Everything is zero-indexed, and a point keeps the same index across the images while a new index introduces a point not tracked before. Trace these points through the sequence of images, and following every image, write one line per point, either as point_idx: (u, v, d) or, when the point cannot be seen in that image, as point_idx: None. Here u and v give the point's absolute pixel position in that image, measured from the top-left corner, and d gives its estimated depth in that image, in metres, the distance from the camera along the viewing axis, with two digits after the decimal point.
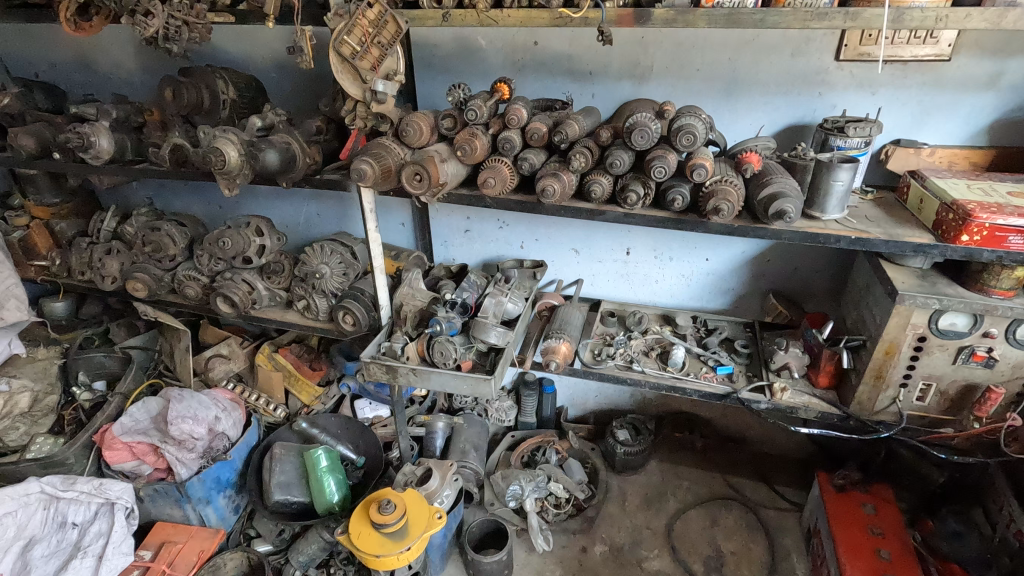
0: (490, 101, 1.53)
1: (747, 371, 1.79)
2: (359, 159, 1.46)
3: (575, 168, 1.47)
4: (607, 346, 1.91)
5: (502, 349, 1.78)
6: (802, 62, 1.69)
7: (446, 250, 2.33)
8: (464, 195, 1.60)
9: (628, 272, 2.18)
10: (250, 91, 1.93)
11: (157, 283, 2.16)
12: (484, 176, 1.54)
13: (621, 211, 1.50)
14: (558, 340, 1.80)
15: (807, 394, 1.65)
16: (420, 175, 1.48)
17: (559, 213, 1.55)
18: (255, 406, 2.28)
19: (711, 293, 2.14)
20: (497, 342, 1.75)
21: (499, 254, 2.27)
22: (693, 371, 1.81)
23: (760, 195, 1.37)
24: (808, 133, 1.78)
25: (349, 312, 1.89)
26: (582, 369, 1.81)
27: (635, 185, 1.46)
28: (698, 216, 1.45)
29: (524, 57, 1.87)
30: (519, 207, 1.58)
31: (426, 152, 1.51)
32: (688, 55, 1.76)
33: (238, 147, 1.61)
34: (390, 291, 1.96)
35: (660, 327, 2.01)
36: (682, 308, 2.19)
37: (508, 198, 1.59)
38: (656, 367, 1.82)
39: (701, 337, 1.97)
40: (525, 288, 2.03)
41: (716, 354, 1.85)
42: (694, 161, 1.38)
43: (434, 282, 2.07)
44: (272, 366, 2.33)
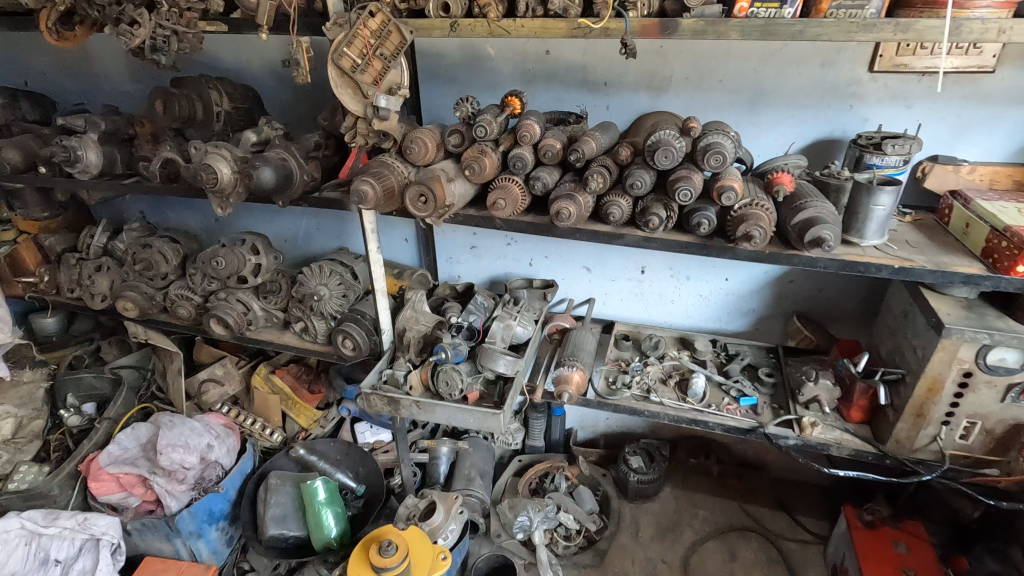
0: (500, 115, 1.43)
1: (773, 403, 1.68)
2: (360, 179, 1.35)
3: (592, 189, 1.36)
4: (622, 373, 1.80)
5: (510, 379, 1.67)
6: (832, 73, 1.58)
7: (451, 267, 2.22)
8: (472, 215, 1.50)
9: (642, 292, 2.07)
10: (246, 102, 1.83)
11: (149, 302, 2.06)
12: (494, 197, 1.43)
13: (642, 235, 1.39)
14: (571, 368, 1.68)
15: (839, 430, 1.54)
16: (425, 197, 1.38)
17: (574, 236, 1.44)
18: (250, 431, 2.18)
19: (730, 314, 2.03)
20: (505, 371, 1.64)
21: (507, 271, 2.16)
22: (715, 402, 1.70)
23: (794, 220, 1.26)
24: (838, 149, 1.66)
25: (348, 336, 1.79)
26: (596, 400, 1.70)
27: (658, 208, 1.35)
28: (725, 241, 1.35)
29: (536, 66, 1.77)
30: (531, 229, 1.47)
31: (431, 172, 1.41)
32: (709, 65, 1.65)
33: (232, 163, 1.54)
34: (393, 314, 1.85)
35: (678, 352, 1.90)
36: (699, 329, 2.08)
37: (520, 219, 1.48)
38: (675, 398, 1.71)
39: (722, 363, 1.85)
40: (536, 309, 1.92)
41: (739, 382, 1.74)
42: (722, 183, 1.27)
43: (438, 302, 1.95)
44: (269, 389, 2.22)
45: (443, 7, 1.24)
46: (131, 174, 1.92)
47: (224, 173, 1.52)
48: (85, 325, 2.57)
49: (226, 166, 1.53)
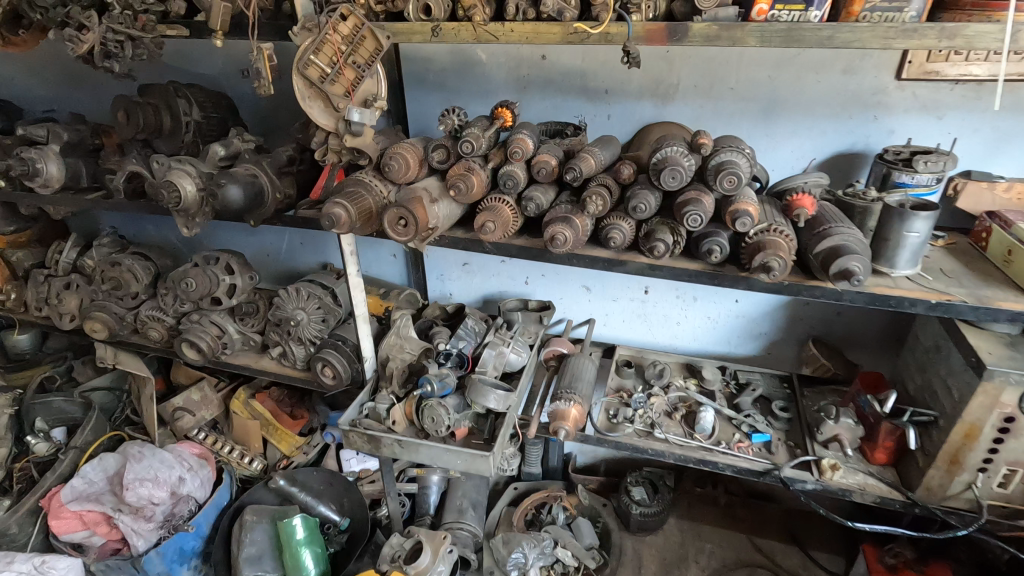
0: (489, 128, 1.30)
1: (788, 440, 1.54)
2: (332, 200, 1.22)
3: (590, 212, 1.22)
4: (624, 406, 1.66)
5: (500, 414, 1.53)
6: (854, 81, 1.44)
7: (442, 284, 2.08)
8: (459, 238, 1.37)
9: (646, 312, 1.93)
10: (219, 110, 1.70)
11: (119, 323, 1.93)
12: (482, 218, 1.29)
13: (647, 262, 1.25)
14: (568, 403, 1.54)
15: (862, 474, 1.40)
16: (405, 220, 1.24)
17: (571, 262, 1.30)
18: (227, 459, 2.05)
19: (740, 337, 1.89)
20: (495, 407, 1.51)
21: (501, 290, 2.02)
22: (725, 439, 1.56)
23: (817, 248, 1.13)
24: (859, 163, 1.53)
25: (328, 365, 1.65)
26: (595, 436, 1.56)
27: (664, 232, 1.21)
28: (739, 270, 1.21)
29: (531, 72, 1.63)
30: (523, 254, 1.33)
31: (412, 193, 1.27)
32: (719, 72, 1.52)
33: (197, 180, 1.41)
34: (376, 340, 1.72)
35: (685, 380, 1.76)
36: (707, 353, 1.94)
37: (511, 242, 1.34)
38: (681, 434, 1.57)
39: (732, 393, 1.72)
40: (531, 334, 1.80)
41: (752, 417, 1.60)
42: (736, 207, 1.14)
43: (426, 326, 1.82)
44: (249, 414, 2.09)
45: (424, 9, 1.11)
46: (97, 187, 1.79)
47: (187, 191, 1.39)
48: (59, 343, 2.44)
49: (190, 183, 1.40)
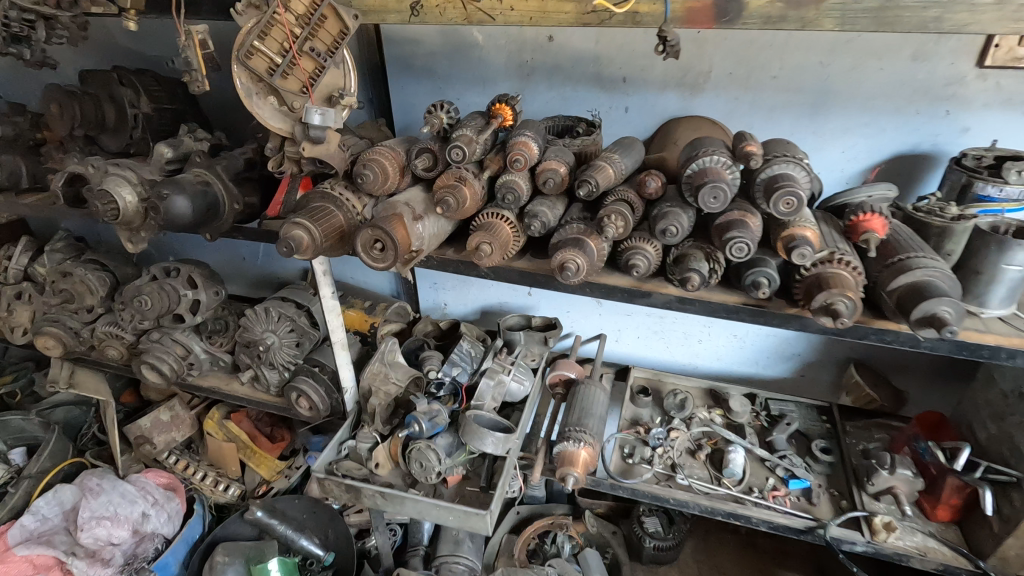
0: (485, 130, 1.07)
1: (830, 487, 1.34)
2: (292, 220, 1.00)
3: (609, 236, 1.00)
4: (642, 443, 1.45)
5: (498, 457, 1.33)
6: (924, 70, 1.20)
7: (434, 295, 1.86)
8: (449, 259, 1.15)
9: (664, 329, 1.71)
10: (174, 100, 1.46)
11: (74, 339, 1.73)
12: (476, 239, 1.07)
13: (676, 294, 1.03)
14: (576, 445, 1.34)
15: (921, 534, 1.20)
16: (382, 243, 1.02)
17: (583, 291, 1.08)
18: (199, 486, 1.87)
19: (769, 358, 1.68)
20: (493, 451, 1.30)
21: (501, 302, 1.80)
22: (757, 486, 1.36)
23: (892, 284, 0.91)
24: (922, 166, 1.29)
25: (303, 395, 1.45)
26: (608, 481, 1.36)
27: (698, 260, 0.99)
28: (790, 306, 0.99)
29: (536, 57, 1.39)
30: (527, 280, 1.12)
31: (392, 209, 1.05)
32: (761, 57, 1.27)
33: (139, 188, 1.19)
34: (358, 365, 1.51)
35: (710, 411, 1.55)
36: (730, 374, 1.73)
37: (513, 264, 1.12)
38: (706, 478, 1.37)
39: (763, 426, 1.51)
40: (535, 356, 1.60)
41: (787, 458, 1.39)
42: (791, 233, 0.91)
43: (416, 347, 1.60)
44: (224, 436, 1.90)
45: None
46: (40, 189, 1.57)
47: (127, 201, 1.17)
48: (21, 351, 2.24)
49: (129, 192, 1.18)
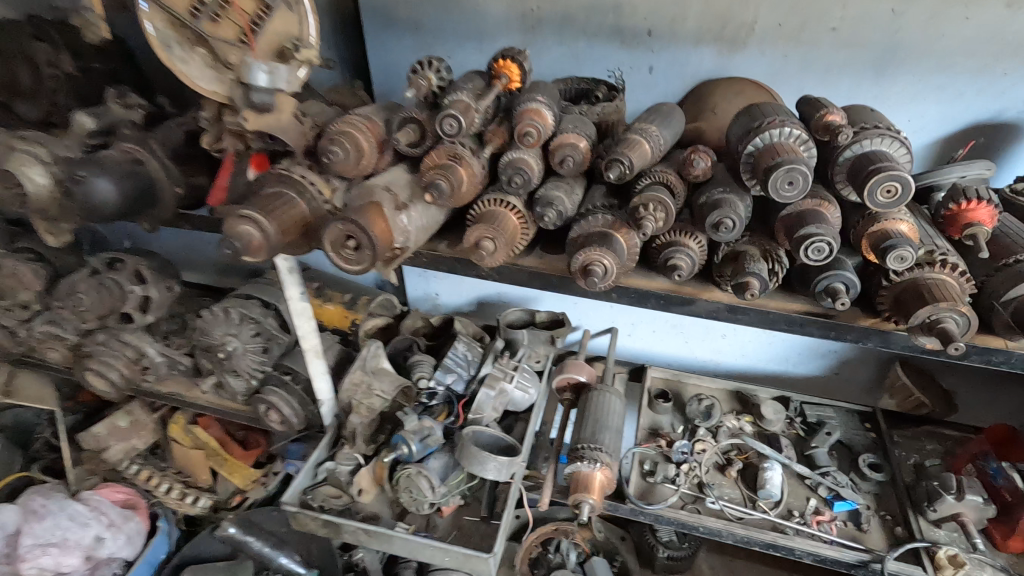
0: (485, 94, 0.84)
1: (881, 510, 1.18)
2: (239, 212, 0.77)
3: (645, 231, 0.79)
4: (665, 458, 1.27)
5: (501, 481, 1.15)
6: (1019, 20, 0.98)
7: (425, 285, 1.65)
8: (442, 256, 0.94)
9: (683, 323, 1.52)
10: (104, 58, 1.20)
11: (10, 340, 1.50)
12: (476, 233, 0.85)
13: (726, 302, 0.83)
14: (591, 466, 1.16)
15: (991, 569, 1.05)
16: (356, 240, 0.80)
17: (607, 296, 0.88)
18: (165, 499, 1.68)
19: (801, 355, 1.50)
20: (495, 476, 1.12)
21: (499, 292, 1.60)
22: (797, 509, 1.19)
23: (1010, 293, 0.72)
24: (1002, 139, 1.09)
25: (273, 408, 1.26)
26: (629, 505, 1.19)
27: (757, 261, 0.79)
28: (870, 317, 0.79)
29: (543, 4, 1.14)
30: (539, 282, 0.91)
31: (369, 197, 0.83)
32: (819, 4, 1.04)
33: (53, 168, 0.95)
34: (337, 371, 1.30)
35: (739, 417, 1.37)
36: (756, 372, 1.56)
37: (521, 262, 0.91)
38: (740, 501, 1.20)
39: (799, 436, 1.34)
40: (540, 357, 1.40)
41: (831, 476, 1.23)
42: (882, 230, 0.71)
43: (404, 348, 1.40)
44: (191, 442, 1.70)
45: None
46: None
47: (37, 184, 0.93)
48: None
49: (40, 172, 0.94)
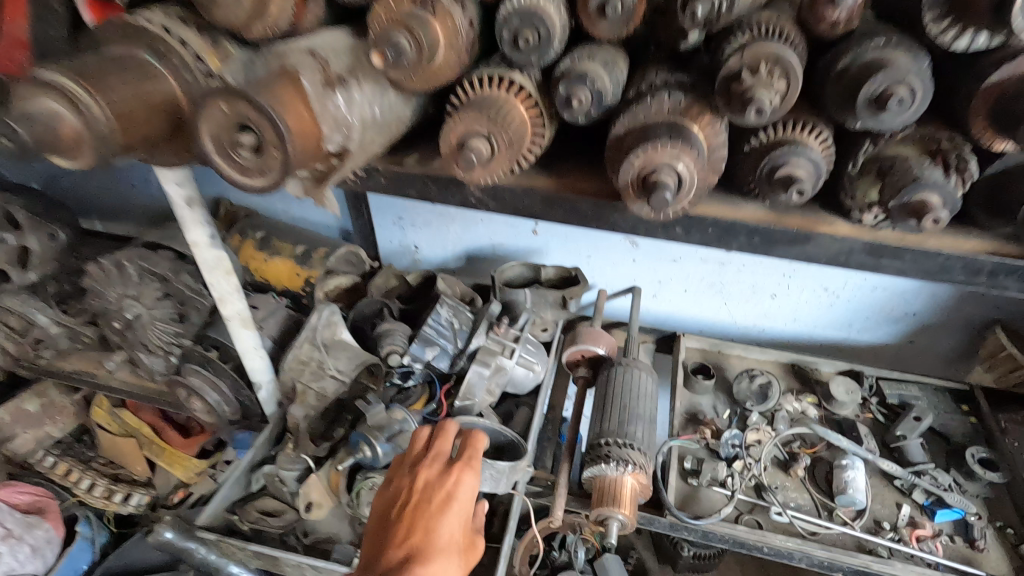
0: None
1: (995, 520, 0.91)
2: (37, 75, 0.43)
3: (750, 116, 0.46)
4: (713, 454, 0.99)
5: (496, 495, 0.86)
6: None
7: (401, 236, 1.32)
8: (411, 174, 0.61)
9: (726, 282, 1.21)
10: None
11: None
12: (462, 130, 0.53)
13: (865, 239, 0.52)
14: (619, 469, 0.87)
15: None
16: (253, 135, 0.47)
17: (668, 232, 0.56)
18: (88, 498, 1.37)
19: (871, 319, 1.21)
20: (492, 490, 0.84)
21: (494, 243, 1.27)
22: (887, 519, 0.91)
23: None
24: None
25: (196, 394, 0.95)
26: (670, 518, 0.90)
27: (928, 168, 0.47)
28: None
29: None
30: (559, 212, 0.59)
31: (280, 63, 0.49)
32: None
33: None
34: (281, 345, 0.99)
35: (800, 398, 1.08)
36: (811, 340, 1.26)
37: (532, 182, 0.59)
38: (814, 511, 0.92)
39: (878, 421, 1.05)
40: (546, 324, 1.11)
41: (927, 475, 0.95)
42: None
43: (373, 314, 1.07)
44: (120, 428, 1.40)
45: None
46: None
47: None
48: None
49: None
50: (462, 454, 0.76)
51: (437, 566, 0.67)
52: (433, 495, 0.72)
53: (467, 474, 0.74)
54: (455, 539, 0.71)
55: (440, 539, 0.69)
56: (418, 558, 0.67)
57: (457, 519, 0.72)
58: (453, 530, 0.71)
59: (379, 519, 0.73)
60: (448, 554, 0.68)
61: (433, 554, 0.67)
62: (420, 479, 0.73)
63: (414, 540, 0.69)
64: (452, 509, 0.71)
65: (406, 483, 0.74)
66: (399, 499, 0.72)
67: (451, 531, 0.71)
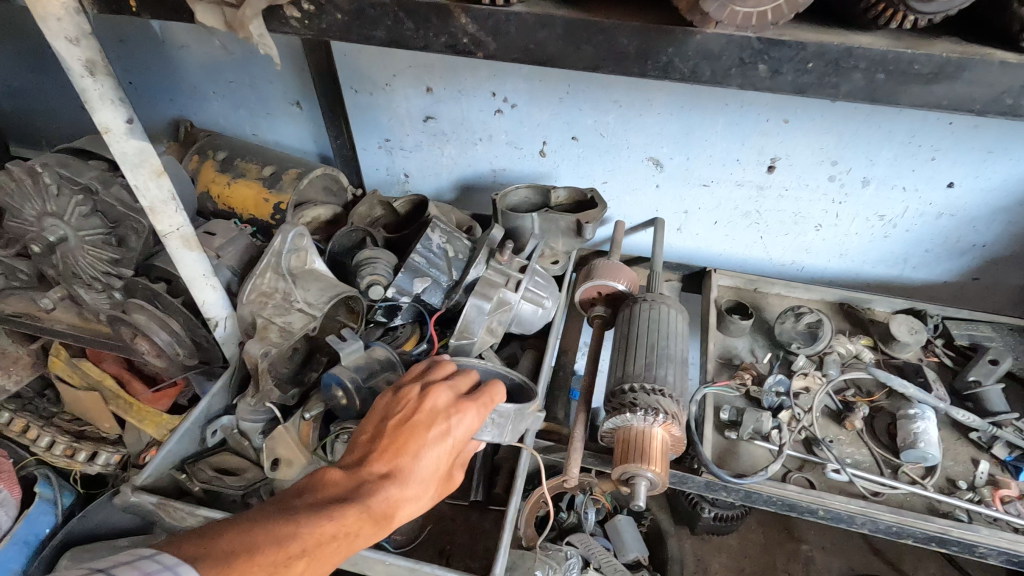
0: None
1: None
2: None
3: None
4: (755, 404, 0.84)
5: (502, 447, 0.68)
6: None
7: (388, 162, 1.14)
8: (377, 4, 0.43)
9: (764, 210, 1.04)
10: None
11: None
12: None
13: None
14: (648, 420, 0.72)
15: None
16: None
17: (743, 70, 0.39)
18: (48, 458, 1.24)
19: (932, 252, 1.04)
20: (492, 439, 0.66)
21: (494, 168, 1.10)
22: (962, 477, 0.77)
23: None
24: None
25: (141, 334, 0.80)
26: (704, 477, 0.76)
27: None
28: None
29: None
30: (587, 51, 0.42)
31: None
32: None
33: None
34: (243, 278, 0.83)
35: (852, 340, 0.93)
36: (859, 279, 1.10)
37: (548, 9, 0.42)
38: (875, 467, 0.78)
39: (947, 364, 0.90)
40: (558, 256, 0.95)
41: (1010, 426, 0.80)
42: None
43: (353, 246, 0.91)
44: (82, 380, 1.26)
45: None
46: None
47: None
48: None
49: None
50: (481, 395, 0.62)
51: (405, 502, 0.55)
52: (434, 421, 0.59)
53: (477, 414, 0.61)
54: (432, 477, 0.59)
55: (420, 475, 0.57)
56: (392, 486, 0.55)
57: (445, 458, 0.59)
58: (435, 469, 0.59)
59: (365, 424, 0.60)
60: (421, 492, 0.57)
61: (408, 485, 0.56)
62: (428, 400, 0.60)
63: (395, 463, 0.56)
64: (445, 447, 0.58)
65: (411, 396, 0.60)
66: (396, 412, 0.59)
67: (434, 468, 0.58)
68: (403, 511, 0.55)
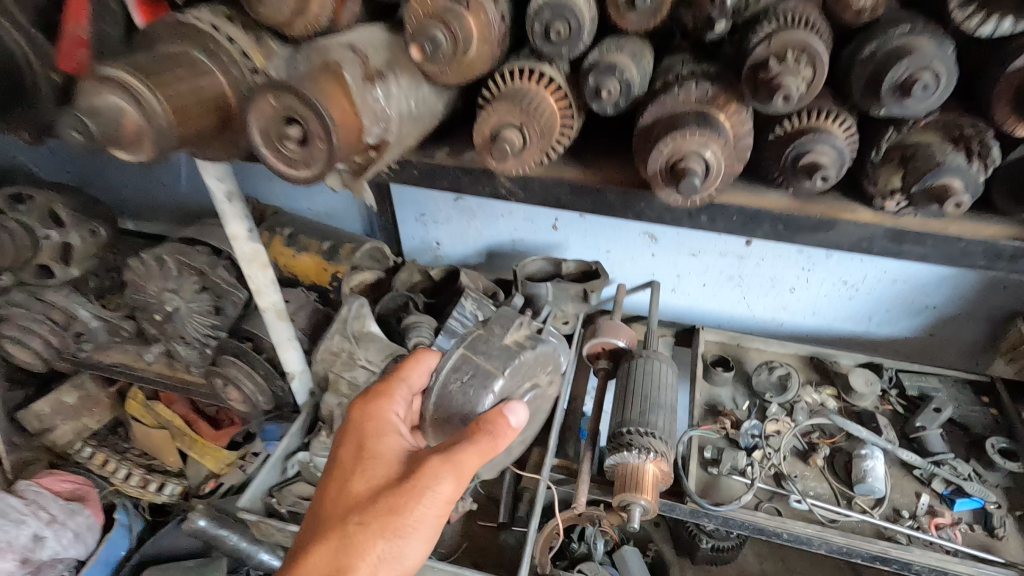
0: None
1: (1015, 509, 0.92)
2: (101, 71, 0.46)
3: (775, 106, 0.48)
4: (732, 445, 1.00)
5: (487, 361, 0.68)
6: None
7: (423, 233, 1.35)
8: (443, 168, 0.63)
9: (744, 274, 1.22)
10: None
11: None
12: (494, 121, 0.55)
13: (887, 227, 0.53)
14: (642, 457, 0.89)
15: None
16: (301, 127, 0.49)
17: (692, 221, 0.58)
18: (123, 490, 1.42)
19: (891, 312, 1.21)
20: (464, 352, 0.69)
21: (514, 238, 1.30)
22: (906, 508, 0.92)
23: None
24: None
25: (232, 383, 0.99)
26: (687, 505, 0.92)
27: (951, 153, 0.49)
28: None
29: None
30: (588, 201, 0.61)
31: (321, 59, 0.51)
32: None
33: None
34: (311, 338, 1.03)
35: (819, 391, 1.09)
36: (830, 333, 1.27)
37: (560, 174, 0.61)
38: (832, 499, 0.94)
39: (899, 412, 1.06)
40: (569, 317, 1.14)
41: (947, 465, 0.96)
42: None
43: (398, 307, 1.11)
44: (155, 421, 1.44)
45: None
46: None
47: None
48: None
49: None
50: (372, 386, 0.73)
51: (329, 505, 0.64)
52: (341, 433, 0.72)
53: (361, 403, 0.71)
54: (355, 491, 0.64)
55: (339, 486, 0.65)
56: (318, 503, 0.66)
57: (359, 448, 0.68)
58: (349, 486, 0.65)
59: None
60: (342, 487, 0.65)
61: (329, 494, 0.65)
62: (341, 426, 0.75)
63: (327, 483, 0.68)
64: (345, 442, 0.69)
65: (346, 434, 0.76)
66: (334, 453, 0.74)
67: (355, 462, 0.67)
68: (334, 512, 0.63)
